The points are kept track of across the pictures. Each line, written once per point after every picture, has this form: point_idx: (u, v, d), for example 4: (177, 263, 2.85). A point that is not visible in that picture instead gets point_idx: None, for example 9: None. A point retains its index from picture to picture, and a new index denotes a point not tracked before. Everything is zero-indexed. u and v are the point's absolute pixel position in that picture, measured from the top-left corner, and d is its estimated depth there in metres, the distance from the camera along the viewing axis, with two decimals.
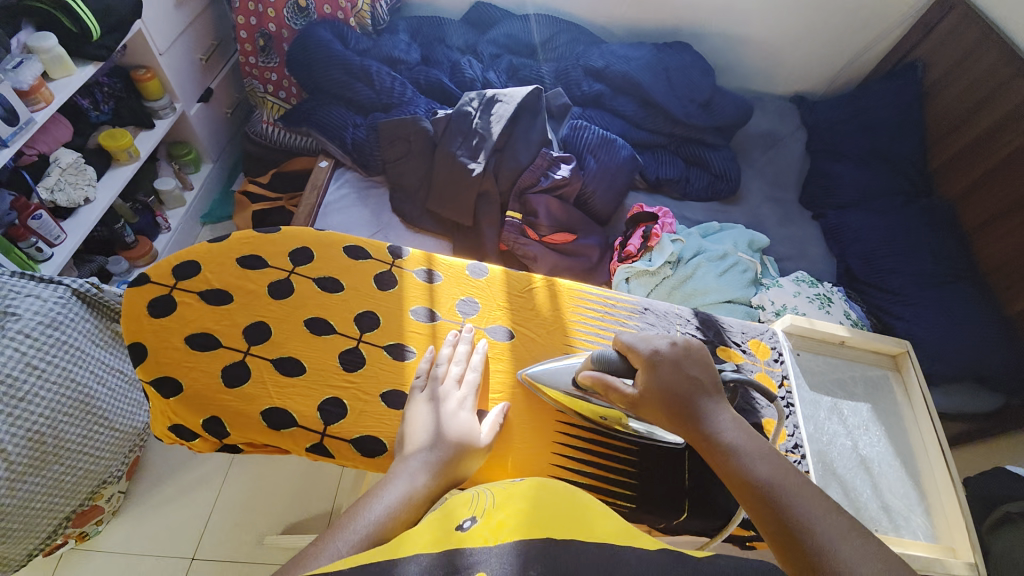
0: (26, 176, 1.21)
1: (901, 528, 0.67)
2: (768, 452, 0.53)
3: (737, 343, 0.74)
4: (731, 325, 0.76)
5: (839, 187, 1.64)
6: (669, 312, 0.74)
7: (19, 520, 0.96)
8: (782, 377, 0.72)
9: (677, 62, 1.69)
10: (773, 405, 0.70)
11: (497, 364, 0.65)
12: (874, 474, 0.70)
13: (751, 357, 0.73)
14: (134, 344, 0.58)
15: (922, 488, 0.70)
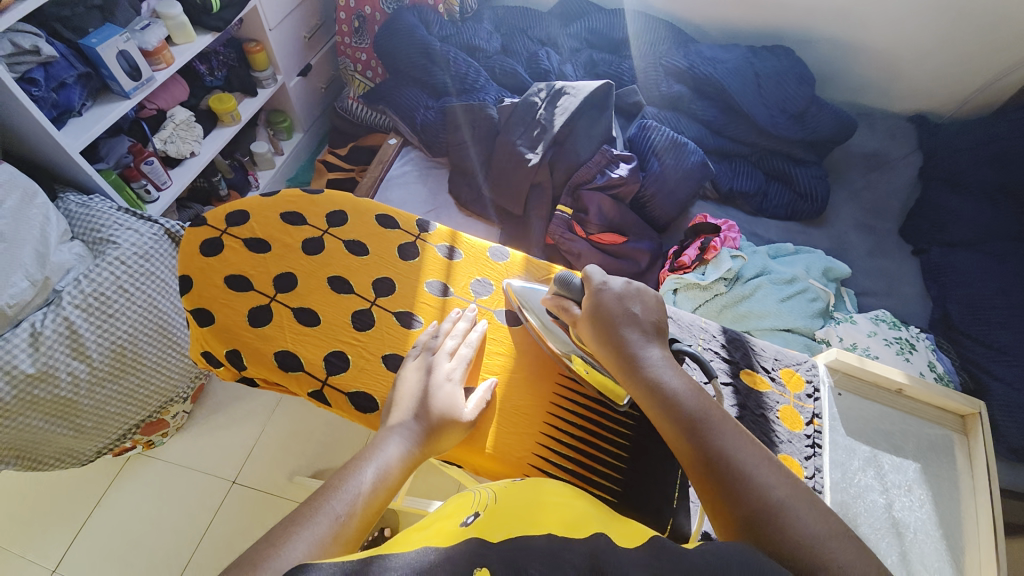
0: (144, 127, 1.41)
1: None
2: (696, 390, 0.55)
3: (767, 369, 0.68)
4: (763, 350, 0.71)
5: (954, 223, 1.42)
6: (694, 325, 0.71)
7: (96, 417, 1.12)
8: (813, 416, 0.66)
9: (772, 68, 1.56)
10: (794, 442, 0.64)
11: (499, 346, 0.66)
12: (904, 541, 0.62)
13: (780, 388, 0.67)
14: (184, 276, 0.65)
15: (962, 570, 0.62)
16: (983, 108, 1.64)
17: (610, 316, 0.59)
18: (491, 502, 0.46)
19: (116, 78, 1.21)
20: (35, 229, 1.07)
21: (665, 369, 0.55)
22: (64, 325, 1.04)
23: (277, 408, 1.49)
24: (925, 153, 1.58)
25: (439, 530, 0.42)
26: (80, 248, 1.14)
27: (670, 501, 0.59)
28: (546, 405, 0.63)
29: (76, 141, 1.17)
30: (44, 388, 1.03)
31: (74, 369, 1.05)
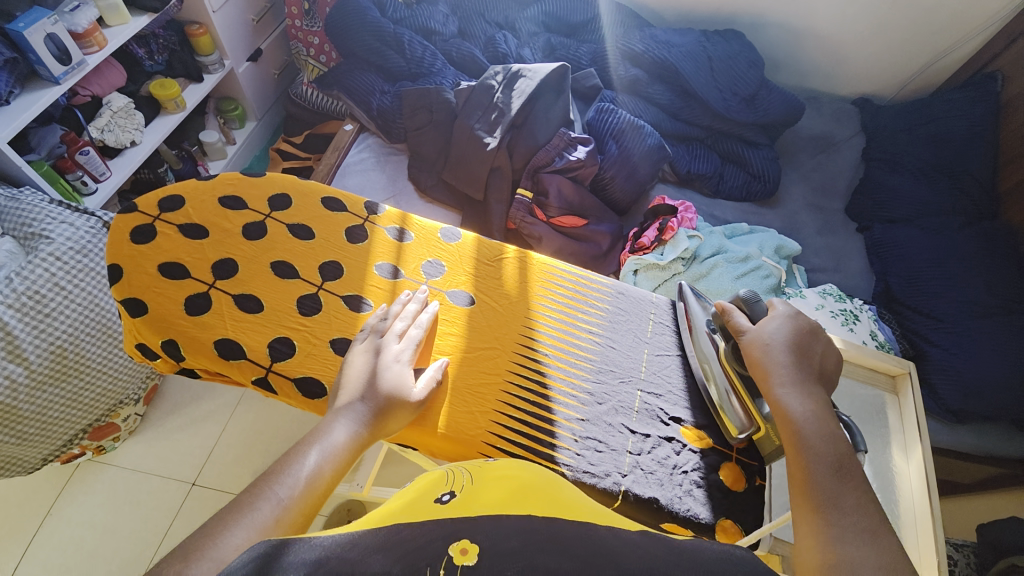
0: (77, 115, 1.32)
1: None
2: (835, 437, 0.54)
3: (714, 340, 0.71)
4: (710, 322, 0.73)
5: (894, 200, 1.49)
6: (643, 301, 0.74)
7: (38, 423, 1.06)
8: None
9: (724, 52, 1.59)
10: None
11: (450, 326, 0.65)
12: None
13: None
14: (113, 266, 0.62)
15: (897, 517, 0.67)
16: (919, 92, 1.73)
17: (779, 341, 0.61)
18: (466, 482, 0.45)
19: (44, 63, 1.13)
20: None
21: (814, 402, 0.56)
22: None
23: (239, 405, 1.44)
24: (868, 135, 1.65)
25: (412, 506, 0.41)
26: (11, 244, 1.07)
27: (619, 471, 0.61)
28: (500, 384, 0.63)
29: (3, 132, 1.09)
30: None
31: (10, 372, 1.00)
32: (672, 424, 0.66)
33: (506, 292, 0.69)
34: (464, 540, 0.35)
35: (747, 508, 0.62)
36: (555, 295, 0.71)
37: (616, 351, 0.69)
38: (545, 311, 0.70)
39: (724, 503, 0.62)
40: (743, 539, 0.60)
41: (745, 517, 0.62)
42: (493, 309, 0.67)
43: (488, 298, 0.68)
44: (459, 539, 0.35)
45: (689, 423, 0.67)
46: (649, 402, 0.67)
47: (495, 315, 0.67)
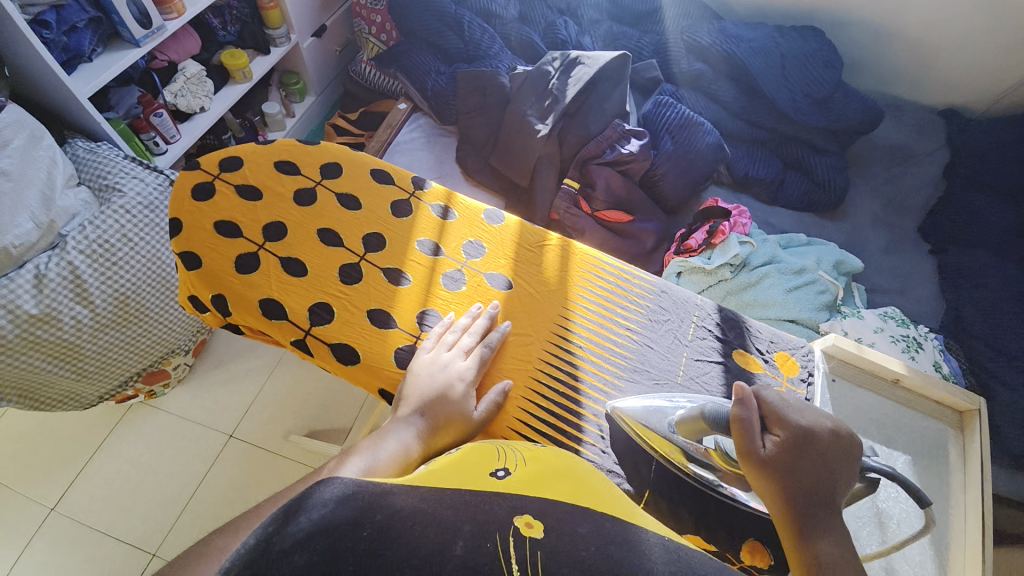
0: (154, 78, 1.40)
1: None
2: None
3: (760, 351, 0.66)
4: (759, 331, 0.68)
5: (975, 223, 1.37)
6: (688, 302, 0.69)
7: (98, 362, 1.14)
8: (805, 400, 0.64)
9: (799, 49, 1.49)
10: None
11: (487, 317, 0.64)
12: (887, 532, 0.62)
13: (773, 371, 0.65)
14: (173, 219, 0.64)
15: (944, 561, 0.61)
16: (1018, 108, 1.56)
17: (799, 467, 0.50)
18: (519, 462, 0.49)
19: (127, 26, 1.19)
20: (43, 171, 1.06)
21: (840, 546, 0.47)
22: (67, 270, 1.06)
23: (278, 366, 1.50)
24: (952, 150, 1.51)
25: (472, 473, 0.46)
26: (86, 195, 1.14)
27: (645, 474, 0.59)
28: (529, 373, 0.62)
29: (85, 87, 1.16)
30: (48, 330, 1.05)
31: (77, 314, 1.07)
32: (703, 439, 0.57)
33: (545, 281, 0.67)
34: (527, 516, 0.39)
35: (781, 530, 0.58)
36: (596, 290, 0.68)
37: (654, 352, 0.65)
38: (583, 304, 0.67)
39: (756, 522, 0.58)
40: (770, 564, 0.57)
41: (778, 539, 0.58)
42: (530, 297, 0.66)
43: (527, 285, 0.66)
44: (524, 514, 0.39)
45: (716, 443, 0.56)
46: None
47: (532, 304, 0.66)
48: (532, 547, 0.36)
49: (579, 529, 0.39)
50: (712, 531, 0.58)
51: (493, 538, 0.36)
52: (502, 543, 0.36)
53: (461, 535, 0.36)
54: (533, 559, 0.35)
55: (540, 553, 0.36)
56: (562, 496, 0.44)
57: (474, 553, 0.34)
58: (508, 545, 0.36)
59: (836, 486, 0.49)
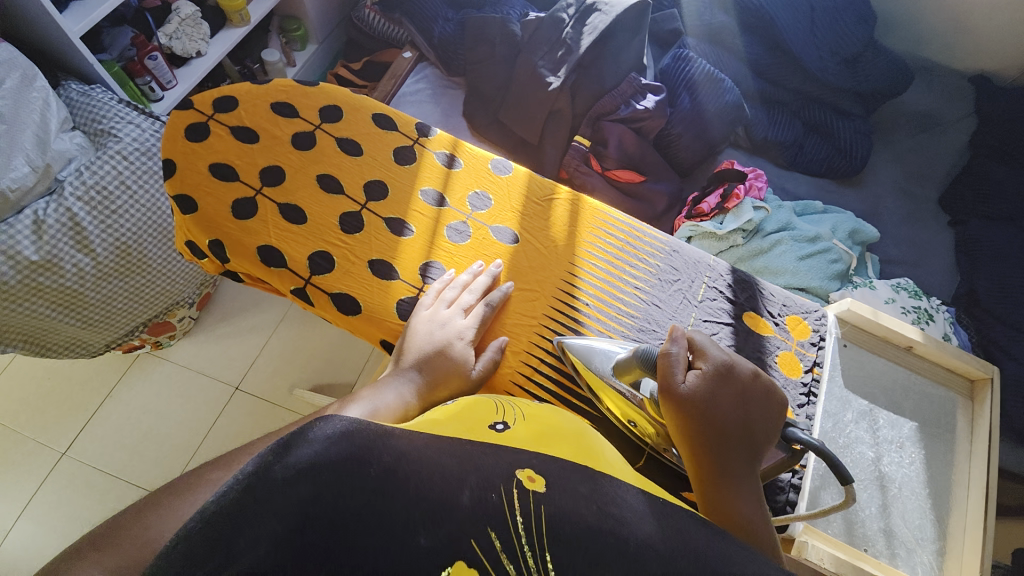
0: (148, 19, 1.34)
1: (897, 558, 0.59)
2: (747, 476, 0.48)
3: (772, 314, 0.64)
4: (772, 294, 0.66)
5: (998, 195, 1.31)
6: (701, 262, 0.66)
7: (101, 312, 1.15)
8: (814, 363, 0.62)
9: (830, 2, 1.40)
10: (790, 388, 0.60)
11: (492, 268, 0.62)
12: (887, 495, 0.61)
13: (783, 334, 0.63)
14: (168, 161, 0.61)
15: (941, 525, 0.61)
16: None
17: (717, 399, 0.49)
18: (518, 417, 0.49)
19: None
20: (36, 113, 1.02)
21: (751, 486, 0.47)
22: (67, 216, 1.04)
23: (281, 323, 1.51)
24: (982, 118, 1.44)
25: (474, 424, 0.46)
26: (81, 139, 1.10)
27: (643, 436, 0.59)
28: (533, 329, 0.60)
29: (76, 26, 1.10)
30: (50, 277, 1.04)
31: (79, 262, 1.07)
32: None
33: (554, 236, 0.65)
34: (530, 471, 0.40)
35: (781, 489, 0.58)
36: (604, 245, 0.66)
37: (662, 311, 0.63)
38: (591, 262, 0.64)
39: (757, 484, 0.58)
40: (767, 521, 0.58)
41: (776, 498, 0.58)
42: (537, 252, 0.63)
43: (535, 240, 0.64)
44: (526, 469, 0.39)
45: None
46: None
47: (539, 258, 0.63)
48: (536, 502, 0.36)
49: (579, 487, 0.39)
50: None
51: (500, 490, 0.37)
52: (508, 496, 0.36)
53: (468, 486, 0.36)
54: (538, 517, 0.36)
55: (544, 508, 0.36)
56: (559, 451, 0.44)
57: (480, 504, 0.35)
58: (514, 500, 0.36)
59: (753, 430, 0.48)
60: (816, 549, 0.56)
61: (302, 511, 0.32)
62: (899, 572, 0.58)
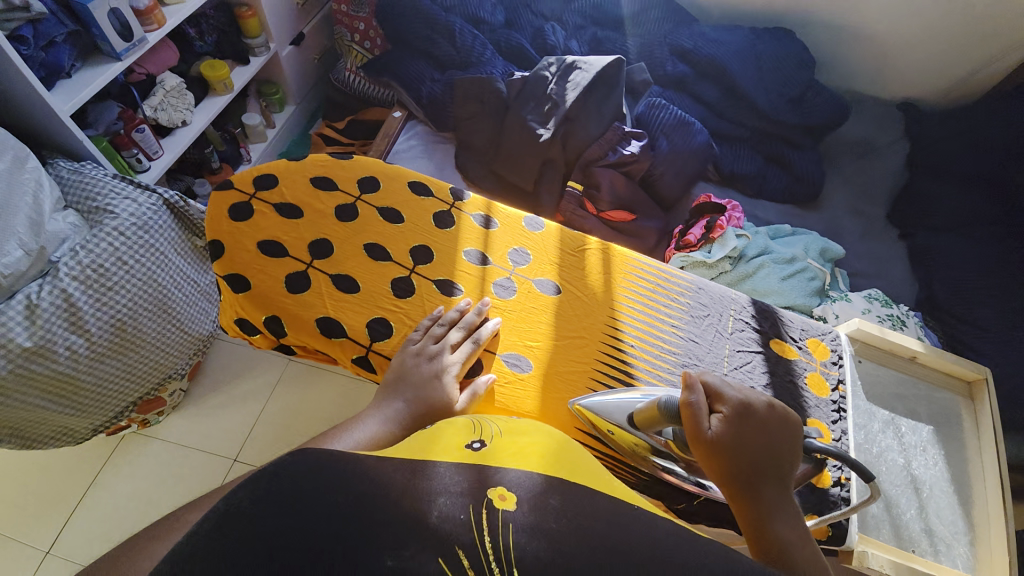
0: (133, 92, 1.34)
1: (940, 554, 0.65)
2: (783, 505, 0.50)
3: (794, 339, 0.70)
4: (792, 321, 0.72)
5: (938, 210, 1.48)
6: (725, 297, 0.72)
7: (95, 395, 1.10)
8: (838, 381, 0.68)
9: (774, 51, 1.57)
10: (823, 406, 0.65)
11: (542, 318, 0.66)
12: (921, 496, 0.67)
13: (807, 356, 0.69)
14: (214, 241, 0.64)
15: (971, 518, 0.67)
16: (965, 100, 1.68)
17: (743, 437, 0.52)
18: (495, 434, 0.52)
19: (107, 37, 1.13)
20: (28, 195, 0.99)
21: (794, 514, 0.50)
22: (61, 297, 1.00)
23: (278, 385, 1.46)
24: (911, 142, 1.62)
25: (451, 447, 0.48)
26: (75, 217, 1.07)
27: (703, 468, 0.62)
28: (587, 375, 0.64)
29: (65, 103, 1.09)
30: (41, 363, 0.99)
31: (72, 343, 1.02)
32: None
33: (593, 283, 0.69)
34: (502, 489, 0.42)
35: (834, 502, 0.62)
36: (638, 289, 0.70)
37: (700, 346, 0.68)
38: (630, 306, 0.69)
39: (811, 499, 0.61)
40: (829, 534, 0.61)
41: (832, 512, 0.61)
42: (581, 299, 0.67)
43: (576, 289, 0.68)
44: (497, 486, 0.42)
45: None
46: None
47: (582, 306, 0.67)
48: (505, 518, 0.38)
49: (552, 501, 0.41)
50: None
51: (468, 508, 0.38)
52: (476, 509, 0.39)
53: (436, 506, 0.38)
54: (505, 529, 0.37)
55: (511, 521, 0.38)
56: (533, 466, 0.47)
57: (447, 522, 0.37)
58: (483, 515, 0.38)
59: (781, 459, 0.52)
60: (876, 557, 0.61)
61: (286, 526, 0.35)
62: (944, 566, 0.64)
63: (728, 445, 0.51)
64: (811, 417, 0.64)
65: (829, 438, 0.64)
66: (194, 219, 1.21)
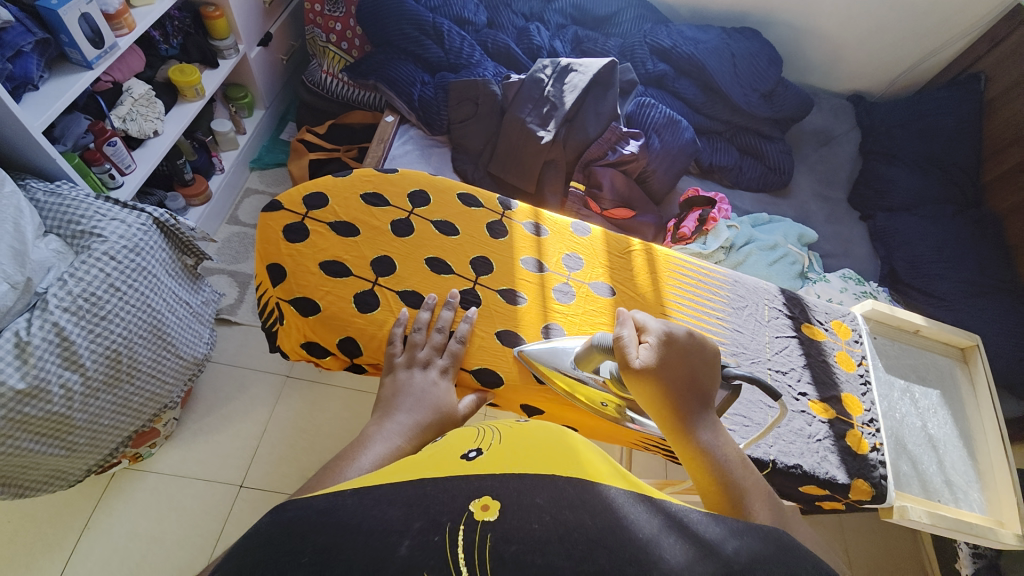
0: (100, 102, 1.23)
1: (959, 500, 0.76)
2: (719, 429, 0.58)
3: (820, 322, 0.82)
4: (816, 306, 0.83)
5: (893, 191, 1.59)
6: (758, 288, 0.82)
7: (87, 434, 1.00)
8: (861, 357, 0.80)
9: (744, 49, 1.66)
10: (852, 381, 0.77)
11: (602, 317, 0.76)
12: (939, 452, 0.78)
13: (833, 337, 0.80)
14: (276, 263, 0.75)
15: (978, 467, 0.79)
16: (907, 90, 1.82)
17: (670, 375, 0.57)
18: (494, 441, 0.48)
19: (78, 46, 1.04)
20: (8, 222, 0.91)
21: (714, 426, 0.57)
22: (53, 332, 0.91)
23: (278, 403, 1.38)
24: (863, 131, 1.75)
25: (443, 460, 0.44)
26: (57, 243, 0.98)
27: (767, 447, 0.69)
28: None
29: (37, 120, 1.00)
30: (35, 406, 0.90)
31: (67, 380, 0.92)
32: (801, 398, 0.74)
33: (642, 282, 0.79)
34: (485, 497, 0.38)
35: (874, 466, 0.71)
36: (682, 284, 0.80)
37: (743, 335, 0.77)
38: (677, 302, 0.78)
39: (853, 464, 0.71)
40: (873, 494, 0.70)
41: (872, 474, 0.70)
42: (633, 299, 0.77)
43: (627, 289, 0.78)
44: (481, 497, 0.37)
45: (815, 397, 0.75)
46: (780, 379, 0.74)
47: (634, 305, 0.77)
48: (482, 531, 0.35)
49: (535, 499, 0.38)
50: (826, 481, 0.69)
51: (443, 529, 0.35)
52: (453, 532, 0.35)
53: (408, 535, 0.34)
54: (483, 544, 0.34)
55: (490, 534, 0.34)
56: (532, 466, 0.41)
57: (420, 552, 0.33)
58: (459, 532, 0.35)
59: (704, 388, 0.58)
60: (915, 509, 0.70)
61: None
62: (962, 510, 0.75)
63: (660, 384, 0.57)
64: (842, 392, 0.75)
65: (862, 409, 0.75)
66: (185, 236, 1.13)
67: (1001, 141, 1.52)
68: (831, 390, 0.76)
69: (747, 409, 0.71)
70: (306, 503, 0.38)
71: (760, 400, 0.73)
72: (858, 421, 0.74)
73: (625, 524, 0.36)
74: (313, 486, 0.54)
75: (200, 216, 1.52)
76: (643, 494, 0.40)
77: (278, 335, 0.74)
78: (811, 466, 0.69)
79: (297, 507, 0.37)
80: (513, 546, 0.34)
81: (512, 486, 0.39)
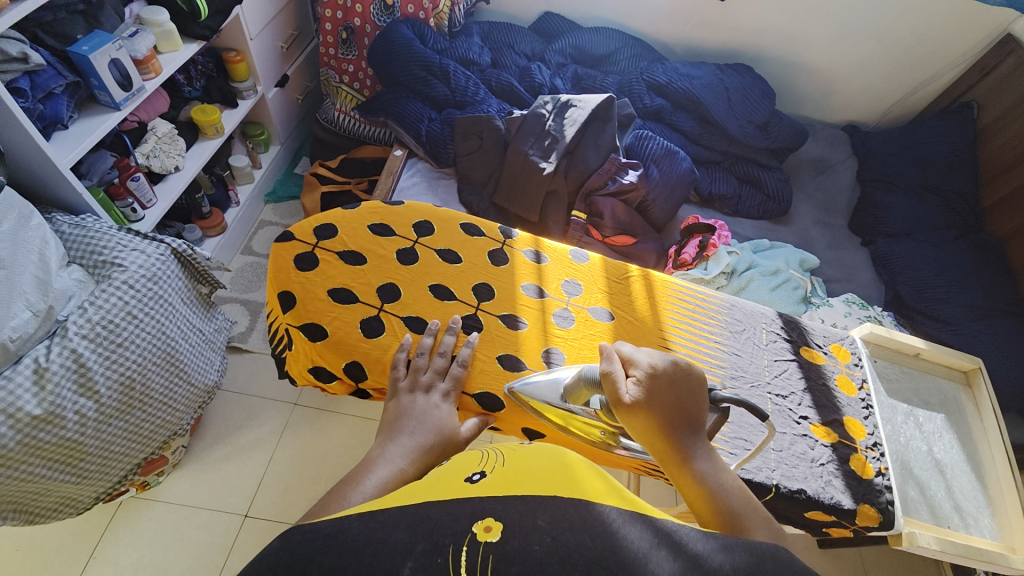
0: (126, 141, 1.30)
1: (970, 526, 0.75)
2: (714, 457, 0.59)
3: (819, 345, 0.82)
4: (814, 329, 0.84)
5: (893, 217, 1.61)
6: (755, 312, 0.84)
7: (97, 461, 1.01)
8: (862, 380, 0.80)
9: (738, 84, 1.72)
10: (853, 404, 0.77)
11: (601, 341, 0.77)
12: (947, 477, 0.78)
13: (833, 360, 0.81)
14: (286, 291, 0.78)
15: (988, 492, 0.78)
16: (901, 119, 1.87)
17: (658, 403, 0.59)
18: (497, 463, 0.48)
19: (107, 88, 1.12)
20: (34, 253, 0.96)
21: (708, 452, 0.58)
22: (71, 358, 0.94)
23: (285, 432, 1.38)
24: (860, 159, 1.78)
25: (447, 483, 0.45)
26: (79, 273, 1.03)
27: (770, 471, 0.69)
28: None
29: (66, 156, 1.07)
30: (50, 432, 0.91)
31: (81, 407, 0.95)
32: (802, 421, 0.74)
33: (640, 307, 0.81)
34: (489, 519, 0.38)
35: (880, 491, 0.71)
36: (679, 308, 0.82)
37: (742, 358, 0.78)
38: (675, 327, 0.79)
39: (859, 489, 0.70)
40: (879, 521, 0.69)
41: (878, 499, 0.70)
42: (632, 323, 0.79)
43: (626, 313, 0.80)
44: (483, 518, 0.38)
45: (816, 420, 0.75)
46: (780, 403, 0.75)
47: (634, 329, 0.79)
48: (485, 552, 0.35)
49: (537, 521, 0.38)
50: (831, 506, 0.69)
51: (446, 551, 0.35)
52: (456, 554, 0.35)
53: (412, 557, 0.35)
54: (485, 565, 0.35)
55: (493, 556, 0.35)
56: (532, 488, 0.42)
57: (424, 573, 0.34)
58: (461, 554, 0.35)
59: (693, 417, 0.59)
60: (924, 537, 0.69)
61: None
62: (974, 537, 0.74)
63: (648, 411, 0.58)
64: (844, 415, 0.75)
65: (865, 433, 0.75)
66: (201, 265, 1.17)
67: (998, 166, 1.54)
68: (832, 414, 0.76)
69: (747, 432, 0.72)
70: (313, 526, 0.38)
71: (760, 424, 0.73)
72: (861, 445, 0.74)
73: (625, 545, 0.36)
74: (317, 509, 0.55)
75: (216, 246, 1.57)
76: (646, 518, 0.40)
77: (287, 359, 0.76)
78: (816, 490, 0.69)
79: (301, 527, 0.38)
80: (516, 567, 0.34)
81: (512, 508, 0.39)
